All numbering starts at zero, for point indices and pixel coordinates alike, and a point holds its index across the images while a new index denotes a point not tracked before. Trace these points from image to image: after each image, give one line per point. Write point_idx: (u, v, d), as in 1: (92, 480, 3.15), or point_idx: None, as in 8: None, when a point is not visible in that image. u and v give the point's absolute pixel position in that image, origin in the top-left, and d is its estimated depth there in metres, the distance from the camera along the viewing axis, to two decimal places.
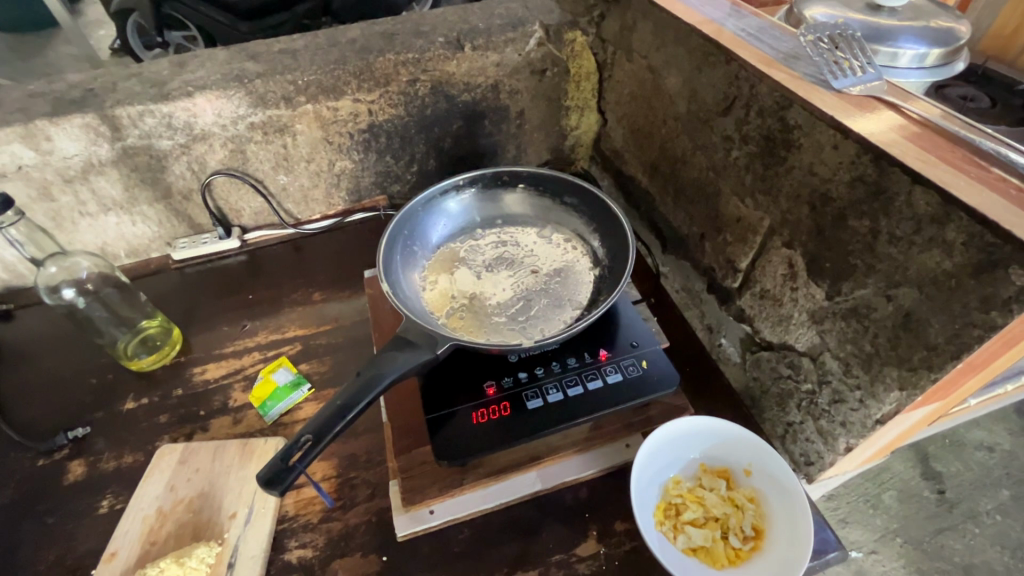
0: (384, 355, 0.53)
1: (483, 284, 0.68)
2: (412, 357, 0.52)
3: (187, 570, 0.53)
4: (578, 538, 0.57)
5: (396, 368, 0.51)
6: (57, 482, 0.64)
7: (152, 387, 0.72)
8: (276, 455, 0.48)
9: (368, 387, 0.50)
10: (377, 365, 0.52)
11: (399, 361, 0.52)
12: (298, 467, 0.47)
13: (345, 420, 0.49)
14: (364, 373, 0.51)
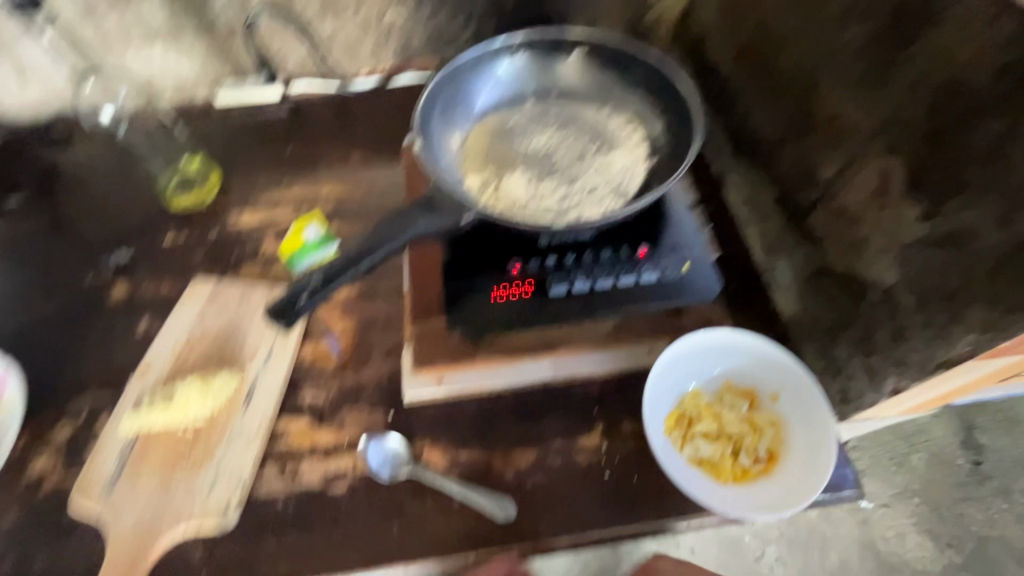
0: (396, 218, 0.50)
1: (524, 160, 0.62)
2: (424, 224, 0.49)
3: (211, 395, 0.58)
4: (583, 430, 0.56)
5: (405, 233, 0.49)
6: (102, 299, 0.67)
7: (190, 226, 0.73)
8: (287, 289, 0.52)
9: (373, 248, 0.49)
10: (386, 227, 0.49)
11: (408, 227, 0.49)
12: (305, 305, 0.51)
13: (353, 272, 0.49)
14: (373, 234, 0.49)
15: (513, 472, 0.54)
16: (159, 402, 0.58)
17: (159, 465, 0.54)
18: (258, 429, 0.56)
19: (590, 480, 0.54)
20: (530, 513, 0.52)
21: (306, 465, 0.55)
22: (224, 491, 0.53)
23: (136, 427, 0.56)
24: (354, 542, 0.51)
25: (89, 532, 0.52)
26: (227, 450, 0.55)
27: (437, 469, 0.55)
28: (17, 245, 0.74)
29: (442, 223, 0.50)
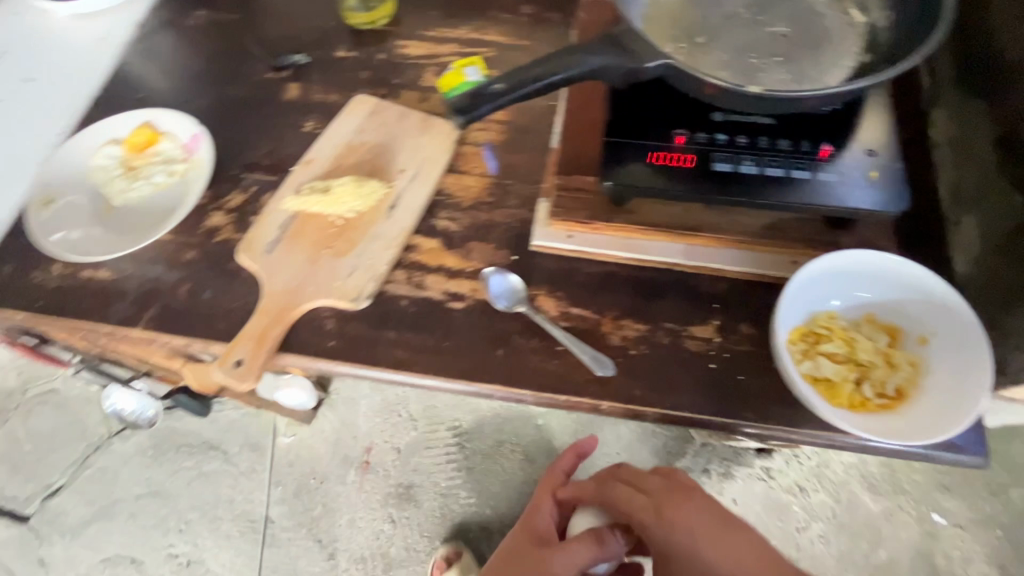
0: (559, 53, 0.48)
1: (716, 32, 0.56)
2: (584, 62, 0.47)
3: (362, 194, 0.62)
4: (698, 319, 0.56)
5: (564, 71, 0.47)
6: (278, 95, 0.73)
7: (360, 44, 0.76)
8: (467, 93, 0.51)
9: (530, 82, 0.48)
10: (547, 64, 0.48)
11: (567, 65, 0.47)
12: (482, 109, 0.50)
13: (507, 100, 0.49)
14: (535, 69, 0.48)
15: (619, 337, 0.55)
16: (317, 191, 0.63)
17: (309, 243, 0.60)
18: (396, 237, 0.61)
19: (693, 365, 0.54)
20: (627, 377, 0.54)
21: (431, 279, 0.59)
22: (361, 279, 0.58)
23: (295, 207, 0.62)
24: (460, 353, 0.56)
25: (247, 283, 0.60)
26: (367, 247, 0.60)
27: (548, 315, 0.57)
28: (213, 33, 0.80)
29: (606, 65, 0.47)
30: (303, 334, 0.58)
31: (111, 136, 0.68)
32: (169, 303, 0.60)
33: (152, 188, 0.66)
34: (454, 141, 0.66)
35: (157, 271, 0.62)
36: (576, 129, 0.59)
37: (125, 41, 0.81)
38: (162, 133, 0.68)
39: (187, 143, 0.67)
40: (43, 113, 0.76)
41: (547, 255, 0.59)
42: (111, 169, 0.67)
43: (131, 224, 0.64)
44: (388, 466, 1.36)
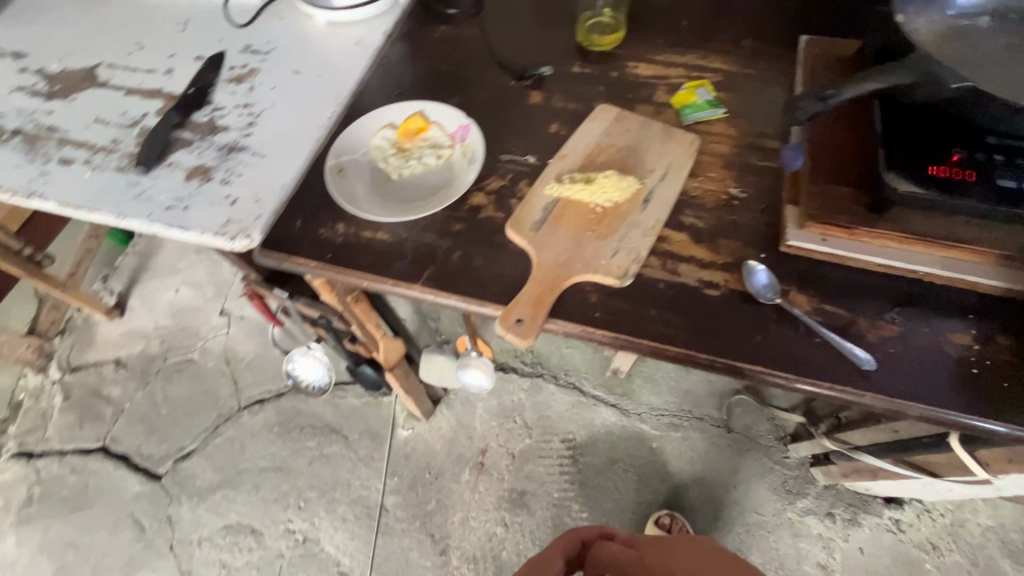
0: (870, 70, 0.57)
1: (982, 66, 0.62)
2: (896, 72, 0.55)
3: (621, 187, 0.69)
4: (956, 327, 0.59)
5: (877, 80, 0.56)
6: (522, 100, 0.83)
7: (593, 63, 0.86)
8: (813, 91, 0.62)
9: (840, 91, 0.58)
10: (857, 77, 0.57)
11: (879, 76, 0.56)
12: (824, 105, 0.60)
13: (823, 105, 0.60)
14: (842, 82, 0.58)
15: (875, 335, 0.59)
16: (579, 181, 0.70)
17: (574, 226, 0.67)
18: (653, 227, 0.67)
19: (953, 368, 0.57)
20: (888, 371, 0.57)
21: (685, 267, 0.65)
22: (624, 260, 0.64)
23: (558, 193, 0.70)
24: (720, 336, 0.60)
25: (514, 255, 0.67)
26: (627, 233, 0.66)
27: (802, 309, 0.61)
28: (456, 45, 0.92)
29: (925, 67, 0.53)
30: (570, 304, 0.64)
31: (388, 121, 0.79)
32: (443, 266, 0.67)
33: (423, 168, 0.75)
34: (695, 149, 0.73)
35: (431, 237, 0.70)
36: (829, 142, 0.67)
37: (378, 47, 0.93)
38: (432, 123, 0.77)
39: (455, 133, 0.76)
40: (313, 100, 0.87)
41: (796, 255, 0.64)
42: (387, 149, 0.76)
43: (405, 196, 0.73)
44: (503, 469, 1.39)
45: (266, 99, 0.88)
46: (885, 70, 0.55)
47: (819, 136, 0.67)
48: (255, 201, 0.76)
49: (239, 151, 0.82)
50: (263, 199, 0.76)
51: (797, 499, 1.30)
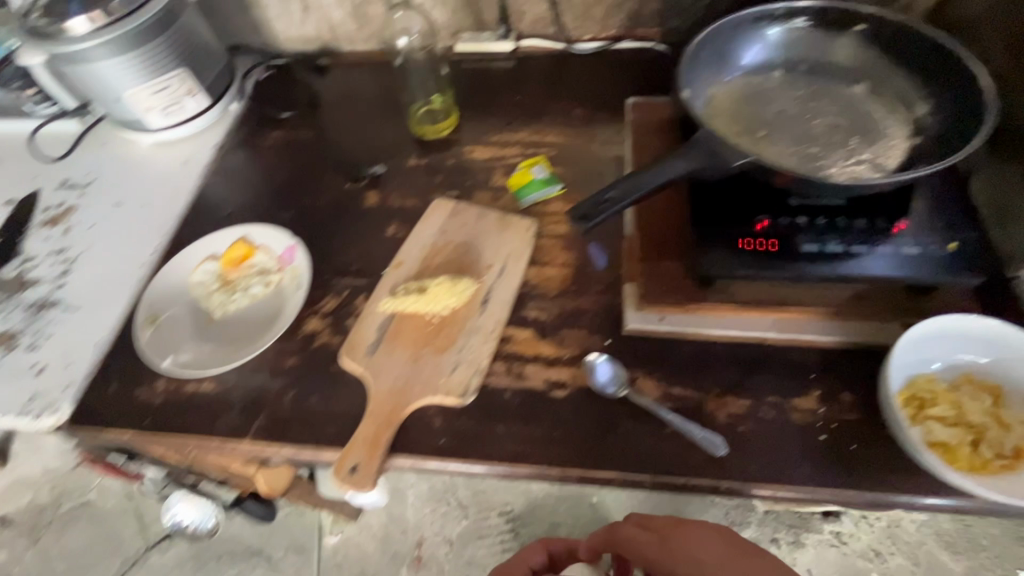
0: (639, 173, 0.54)
1: (774, 125, 0.63)
2: (666, 172, 0.53)
3: (456, 291, 0.65)
4: (800, 391, 0.57)
5: (654, 183, 0.53)
6: (358, 202, 0.79)
7: (430, 153, 0.83)
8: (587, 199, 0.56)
9: (623, 198, 0.54)
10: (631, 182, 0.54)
11: (652, 177, 0.53)
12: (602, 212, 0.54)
13: (607, 216, 0.55)
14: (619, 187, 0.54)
15: (724, 414, 0.57)
16: (412, 291, 0.66)
17: (410, 343, 0.63)
18: (493, 329, 0.63)
19: (802, 437, 0.55)
20: (740, 453, 0.55)
21: (531, 369, 0.61)
22: (465, 373, 0.60)
23: (393, 308, 0.66)
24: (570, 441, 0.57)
25: (351, 385, 0.62)
26: (466, 342, 0.63)
27: (651, 396, 0.58)
28: (290, 150, 0.88)
29: (688, 166, 0.53)
30: (412, 433, 0.59)
31: (210, 252, 0.73)
32: (275, 411, 0.61)
33: (249, 299, 0.70)
34: (533, 235, 0.71)
35: (261, 378, 0.64)
36: (654, 214, 0.66)
37: (208, 164, 0.88)
38: (257, 247, 0.73)
39: (282, 255, 0.72)
40: (135, 234, 0.81)
41: (639, 337, 0.62)
42: (210, 284, 0.71)
43: (230, 335, 0.67)
44: (442, 560, 1.30)
45: (84, 239, 0.81)
46: (653, 171, 0.53)
47: (646, 211, 0.67)
48: (65, 367, 0.68)
49: (50, 307, 0.74)
50: (75, 363, 0.68)
51: (741, 530, 1.27)
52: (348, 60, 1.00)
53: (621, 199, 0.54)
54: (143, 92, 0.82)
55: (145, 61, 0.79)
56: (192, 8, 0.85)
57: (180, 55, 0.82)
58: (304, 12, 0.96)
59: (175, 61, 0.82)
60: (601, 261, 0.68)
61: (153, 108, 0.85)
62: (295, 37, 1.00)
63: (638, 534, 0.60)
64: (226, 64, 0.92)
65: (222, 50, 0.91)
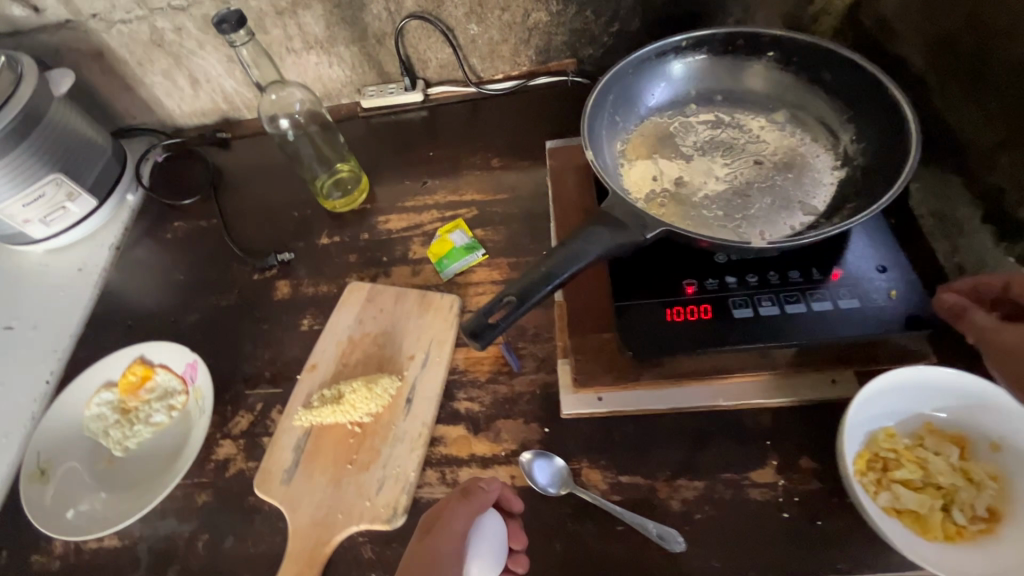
0: (535, 268, 0.46)
1: (693, 169, 0.58)
2: (564, 262, 0.45)
3: (375, 394, 0.59)
4: (756, 463, 0.52)
5: (552, 277, 0.44)
6: (268, 295, 0.72)
7: (342, 227, 0.77)
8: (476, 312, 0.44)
9: (517, 302, 0.44)
10: (524, 281, 0.45)
11: (549, 271, 0.45)
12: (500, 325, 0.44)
13: (503, 328, 0.44)
14: (512, 289, 0.44)
15: (678, 501, 0.51)
16: (328, 400, 0.60)
17: (330, 461, 0.57)
18: (420, 433, 0.57)
19: (764, 519, 0.50)
20: (699, 547, 0.49)
21: (465, 474, 0.56)
22: (392, 492, 0.54)
23: (308, 422, 0.59)
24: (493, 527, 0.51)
25: (270, 520, 0.56)
26: (391, 452, 0.56)
27: (597, 491, 0.53)
28: (193, 241, 0.81)
29: (589, 250, 0.45)
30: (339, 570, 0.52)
31: (105, 379, 0.65)
32: (186, 563, 0.55)
33: (152, 430, 0.62)
34: (457, 313, 0.65)
35: (169, 525, 0.57)
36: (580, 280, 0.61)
37: (105, 267, 0.81)
38: (157, 366, 0.65)
39: (184, 373, 0.65)
40: (25, 363, 0.73)
41: (579, 422, 0.56)
42: (106, 418, 0.63)
43: (132, 477, 0.60)
44: None
45: None
46: (548, 264, 0.45)
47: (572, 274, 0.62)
48: None
49: None
50: None
51: None
52: (251, 129, 0.93)
53: (517, 304, 0.44)
54: (14, 205, 0.74)
55: (10, 173, 0.71)
56: (62, 102, 0.77)
57: (52, 159, 0.74)
58: (194, 86, 0.88)
59: (47, 167, 0.74)
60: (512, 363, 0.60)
61: (32, 219, 0.77)
62: (190, 111, 0.93)
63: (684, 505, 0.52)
64: (113, 153, 0.84)
65: (106, 140, 0.83)
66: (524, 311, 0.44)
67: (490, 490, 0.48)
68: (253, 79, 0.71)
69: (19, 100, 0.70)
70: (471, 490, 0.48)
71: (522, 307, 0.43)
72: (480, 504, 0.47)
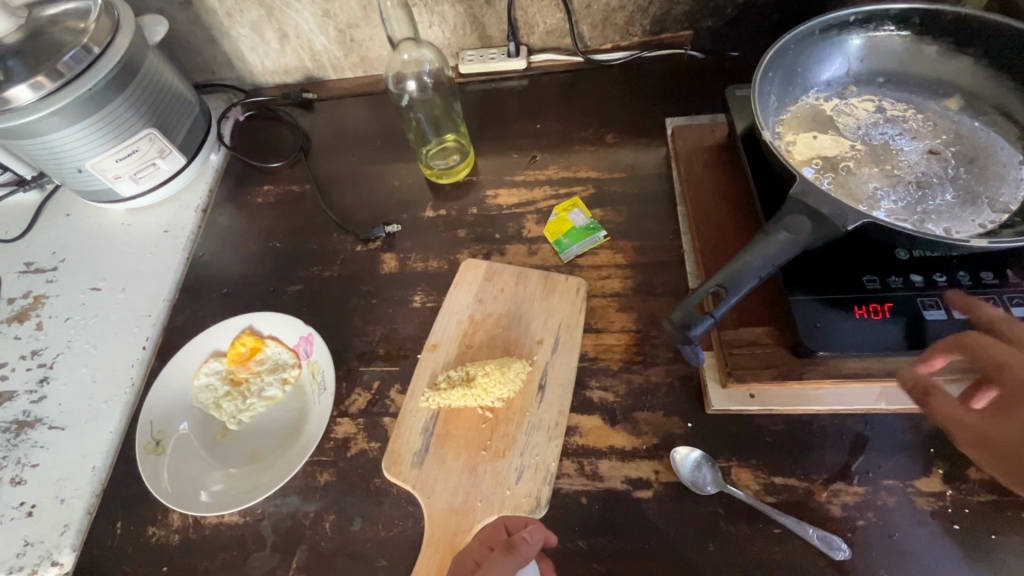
0: (736, 257, 0.43)
1: (859, 155, 0.54)
2: (770, 251, 0.42)
3: (508, 378, 0.56)
4: (920, 470, 0.50)
5: (759, 267, 0.42)
6: (374, 268, 0.69)
7: (447, 200, 0.73)
8: (679, 304, 0.44)
9: (727, 292, 0.42)
10: (730, 270, 0.43)
11: (755, 260, 0.42)
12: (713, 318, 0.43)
13: (711, 319, 0.42)
14: (718, 279, 0.42)
15: (838, 507, 0.49)
16: (456, 382, 0.57)
17: (463, 447, 0.55)
18: (557, 422, 0.55)
19: (932, 530, 0.48)
20: (865, 556, 0.47)
21: (606, 466, 0.53)
22: (532, 481, 0.52)
23: (436, 404, 0.57)
24: (544, 562, 0.47)
25: (399, 505, 0.54)
26: (528, 440, 0.54)
27: (750, 491, 0.51)
28: (285, 207, 0.77)
29: (795, 242, 0.42)
30: None
31: (213, 347, 0.64)
32: (315, 543, 0.53)
33: (265, 404, 0.60)
34: (584, 297, 0.62)
35: (292, 503, 0.55)
36: None
37: (192, 231, 0.77)
38: (266, 338, 0.63)
39: (297, 346, 0.63)
40: (119, 326, 0.70)
41: (724, 418, 0.54)
42: (215, 389, 0.61)
43: (249, 451, 0.58)
44: None
45: (59, 338, 0.70)
46: (752, 254, 0.43)
47: (713, 263, 0.58)
48: (60, 502, 0.59)
49: (30, 427, 0.64)
50: (71, 496, 0.59)
51: None
52: (336, 91, 0.88)
53: (726, 295, 0.42)
54: (107, 159, 0.70)
55: (107, 125, 0.67)
56: (154, 52, 0.72)
57: (147, 112, 0.70)
58: (282, 41, 0.83)
59: (142, 120, 0.70)
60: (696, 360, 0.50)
61: (122, 176, 0.73)
62: (272, 69, 0.88)
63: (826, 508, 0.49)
64: (199, 109, 0.80)
65: (194, 95, 0.79)
66: (733, 301, 0.42)
67: (533, 542, 0.45)
68: (388, 33, 0.69)
69: (119, 48, 0.65)
70: (514, 542, 0.45)
71: (733, 299, 0.42)
72: (522, 559, 0.43)
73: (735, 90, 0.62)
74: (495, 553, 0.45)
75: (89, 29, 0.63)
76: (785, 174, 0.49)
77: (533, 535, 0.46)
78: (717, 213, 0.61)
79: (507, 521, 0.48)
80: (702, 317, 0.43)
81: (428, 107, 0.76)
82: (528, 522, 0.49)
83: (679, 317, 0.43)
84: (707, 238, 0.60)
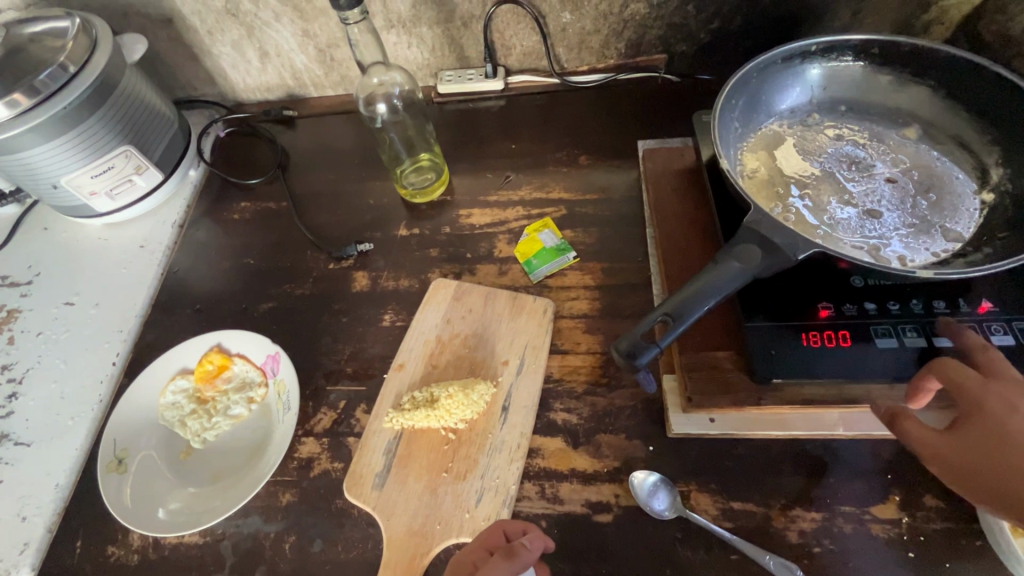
0: (687, 286, 0.44)
1: (819, 183, 0.55)
2: (719, 280, 0.43)
3: (471, 401, 0.56)
4: (878, 497, 0.50)
5: (706, 296, 0.43)
6: (346, 286, 0.69)
7: (421, 219, 0.74)
8: (630, 331, 0.45)
9: (673, 321, 0.43)
10: (678, 299, 0.44)
11: (704, 290, 0.43)
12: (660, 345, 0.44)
13: (658, 348, 0.43)
14: (665, 308, 0.44)
15: (795, 533, 0.49)
16: (419, 403, 0.57)
17: (424, 469, 0.55)
18: (519, 444, 0.55)
19: (889, 558, 0.47)
20: None
21: (566, 490, 0.53)
22: (492, 504, 0.52)
23: (399, 425, 0.57)
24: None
25: (360, 525, 0.53)
26: (489, 462, 0.54)
27: (708, 516, 0.50)
28: (261, 224, 0.77)
29: (746, 271, 0.43)
30: None
31: (180, 365, 0.64)
32: (274, 564, 0.53)
33: (230, 423, 0.61)
34: (551, 320, 0.62)
35: (253, 524, 0.55)
36: None
37: (168, 246, 0.77)
38: (234, 356, 0.64)
39: (265, 365, 0.63)
40: (90, 342, 0.70)
41: (683, 442, 0.54)
42: (182, 407, 0.61)
43: (212, 471, 0.58)
44: None
45: (29, 353, 0.70)
46: (700, 284, 0.44)
47: (678, 287, 0.59)
48: (21, 520, 0.58)
49: None
50: (32, 514, 0.58)
51: None
52: (317, 109, 0.89)
53: (673, 324, 0.43)
54: (83, 176, 0.70)
55: (84, 143, 0.67)
56: (133, 70, 0.73)
57: (123, 129, 0.70)
58: (263, 60, 0.84)
59: (118, 138, 0.70)
60: (650, 387, 0.49)
61: (98, 192, 0.74)
62: (254, 86, 0.88)
63: (785, 535, 0.49)
64: (178, 126, 0.81)
65: (173, 112, 0.79)
66: (681, 330, 0.43)
67: (533, 549, 0.45)
68: (357, 60, 0.67)
69: (96, 67, 0.66)
70: (514, 549, 0.45)
71: (679, 328, 0.42)
72: (520, 565, 0.44)
73: (700, 115, 0.63)
74: (495, 557, 0.45)
75: (65, 49, 0.63)
76: (742, 203, 0.50)
77: (533, 541, 0.46)
78: (683, 235, 0.62)
79: (507, 526, 0.49)
80: (650, 345, 0.44)
81: (401, 128, 0.78)
82: (528, 527, 0.49)
83: (627, 345, 0.44)
84: (672, 261, 0.61)
